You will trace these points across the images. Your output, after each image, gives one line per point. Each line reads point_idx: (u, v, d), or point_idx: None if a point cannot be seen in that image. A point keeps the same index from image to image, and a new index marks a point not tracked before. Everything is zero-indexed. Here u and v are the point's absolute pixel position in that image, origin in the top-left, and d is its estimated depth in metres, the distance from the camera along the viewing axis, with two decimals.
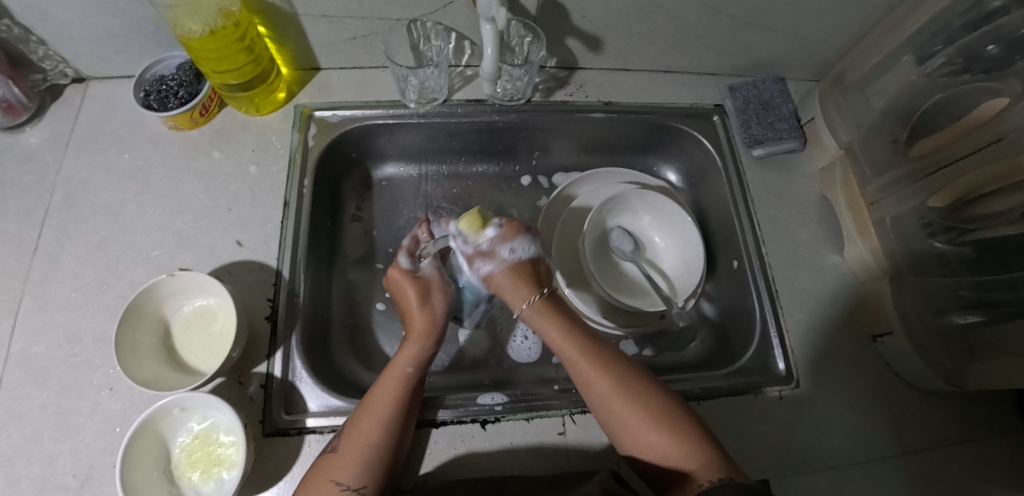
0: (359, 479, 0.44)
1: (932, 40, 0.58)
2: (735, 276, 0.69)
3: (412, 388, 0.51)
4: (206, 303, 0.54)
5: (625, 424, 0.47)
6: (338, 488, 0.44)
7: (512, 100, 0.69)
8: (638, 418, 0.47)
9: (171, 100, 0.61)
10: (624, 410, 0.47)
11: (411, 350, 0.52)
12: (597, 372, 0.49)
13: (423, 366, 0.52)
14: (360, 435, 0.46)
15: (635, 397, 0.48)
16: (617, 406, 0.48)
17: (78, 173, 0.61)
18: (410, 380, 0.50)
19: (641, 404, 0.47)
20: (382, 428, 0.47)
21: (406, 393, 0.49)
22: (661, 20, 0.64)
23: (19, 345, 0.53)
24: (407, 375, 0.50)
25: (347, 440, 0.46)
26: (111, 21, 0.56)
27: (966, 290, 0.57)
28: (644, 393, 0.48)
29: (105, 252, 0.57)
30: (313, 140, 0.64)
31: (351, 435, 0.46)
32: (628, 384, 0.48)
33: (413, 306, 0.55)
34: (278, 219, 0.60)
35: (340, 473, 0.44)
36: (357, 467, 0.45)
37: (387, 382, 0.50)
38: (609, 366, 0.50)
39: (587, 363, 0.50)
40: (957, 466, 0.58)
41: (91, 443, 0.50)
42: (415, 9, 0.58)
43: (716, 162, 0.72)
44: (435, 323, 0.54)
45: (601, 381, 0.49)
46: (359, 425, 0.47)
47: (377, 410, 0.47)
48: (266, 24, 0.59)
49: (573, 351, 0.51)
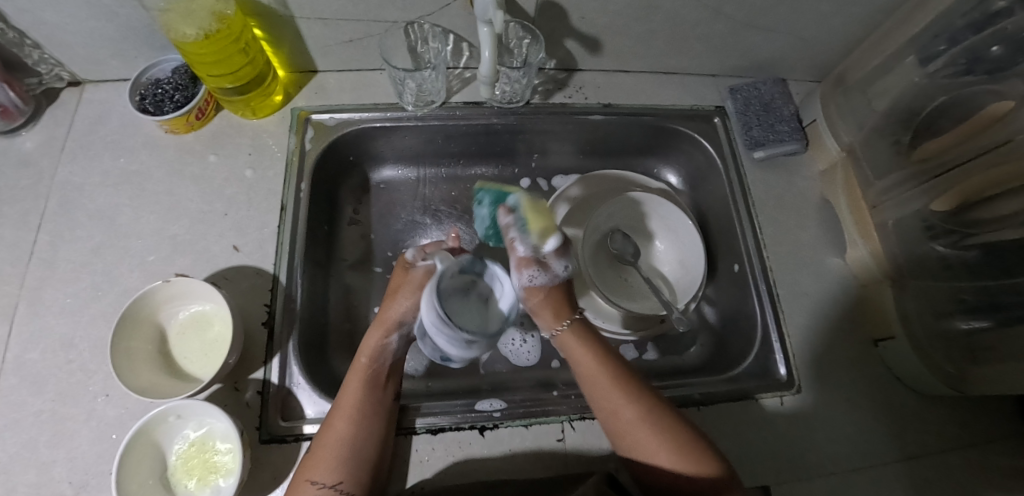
0: (334, 475, 0.45)
1: (935, 41, 0.57)
2: (735, 280, 0.69)
3: (378, 383, 0.51)
4: (202, 309, 0.54)
5: (652, 454, 0.46)
6: (315, 488, 0.44)
7: (511, 103, 0.68)
8: (665, 447, 0.46)
9: (167, 104, 0.60)
10: (652, 439, 0.46)
11: (370, 343, 0.53)
12: (626, 399, 0.48)
13: (386, 360, 0.53)
14: (330, 433, 0.47)
15: (663, 427, 0.47)
16: (645, 435, 0.47)
17: (74, 177, 0.60)
18: (373, 377, 0.51)
19: (668, 434, 0.46)
20: (350, 423, 0.47)
21: (368, 388, 0.50)
22: (661, 21, 0.64)
23: (14, 351, 0.53)
24: (365, 368, 0.52)
25: (319, 438, 0.47)
26: (105, 24, 0.56)
27: (969, 294, 0.56)
28: (671, 423, 0.47)
29: (100, 257, 0.57)
30: (310, 143, 0.64)
31: (322, 434, 0.47)
32: (656, 412, 0.47)
33: (389, 297, 0.56)
34: (274, 223, 0.60)
35: (315, 472, 0.45)
36: (331, 464, 0.45)
37: (351, 380, 0.51)
38: (636, 391, 0.49)
39: (615, 388, 0.49)
40: (960, 472, 0.57)
41: (87, 450, 0.49)
42: (412, 11, 0.58)
43: (716, 164, 0.71)
44: (395, 323, 0.55)
45: (630, 409, 0.48)
46: (330, 423, 0.48)
47: (344, 406, 0.48)
48: (261, 27, 0.59)
49: (602, 378, 0.50)
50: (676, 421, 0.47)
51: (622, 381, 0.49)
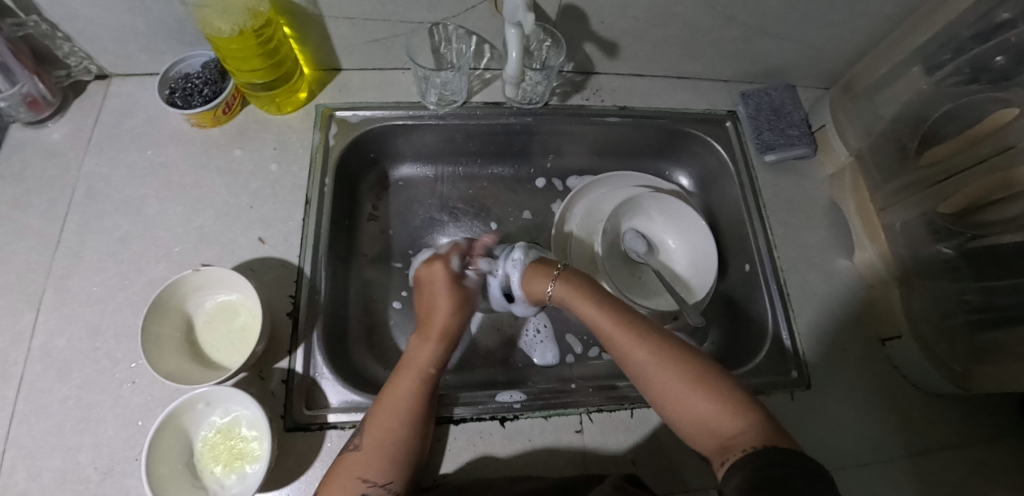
0: (385, 475, 0.45)
1: (941, 51, 0.59)
2: (746, 279, 0.70)
3: (430, 388, 0.52)
4: (229, 298, 0.55)
5: (667, 390, 0.45)
6: (366, 485, 0.44)
7: (530, 103, 0.69)
8: (677, 380, 0.45)
9: (195, 98, 0.61)
10: (664, 373, 0.46)
11: (427, 351, 0.54)
12: (636, 340, 0.49)
13: (440, 368, 0.54)
14: (384, 433, 0.47)
15: (672, 358, 0.47)
16: (656, 370, 0.46)
17: (101, 169, 0.61)
18: (427, 382, 0.52)
19: (696, 384, 0.45)
20: (406, 425, 0.48)
21: (425, 393, 0.51)
22: (677, 27, 0.66)
23: (41, 338, 0.53)
24: (422, 373, 0.52)
25: (369, 436, 0.47)
26: (138, 20, 0.57)
27: (973, 294, 0.58)
28: (682, 352, 0.47)
29: (127, 247, 0.58)
30: (334, 139, 0.65)
31: (372, 431, 0.47)
32: (668, 347, 0.48)
33: (440, 310, 0.58)
34: (299, 217, 0.61)
35: (367, 469, 0.45)
36: (384, 463, 0.45)
37: (403, 381, 0.51)
38: (649, 335, 0.49)
39: (625, 331, 0.49)
40: (964, 468, 0.59)
41: (113, 436, 0.50)
42: (438, 12, 0.59)
43: (728, 167, 0.73)
44: (446, 332, 0.57)
45: (640, 347, 0.48)
46: (381, 422, 0.48)
47: (398, 409, 0.49)
48: (291, 26, 0.60)
49: (610, 323, 0.51)
50: (691, 354, 0.47)
51: (628, 324, 0.50)
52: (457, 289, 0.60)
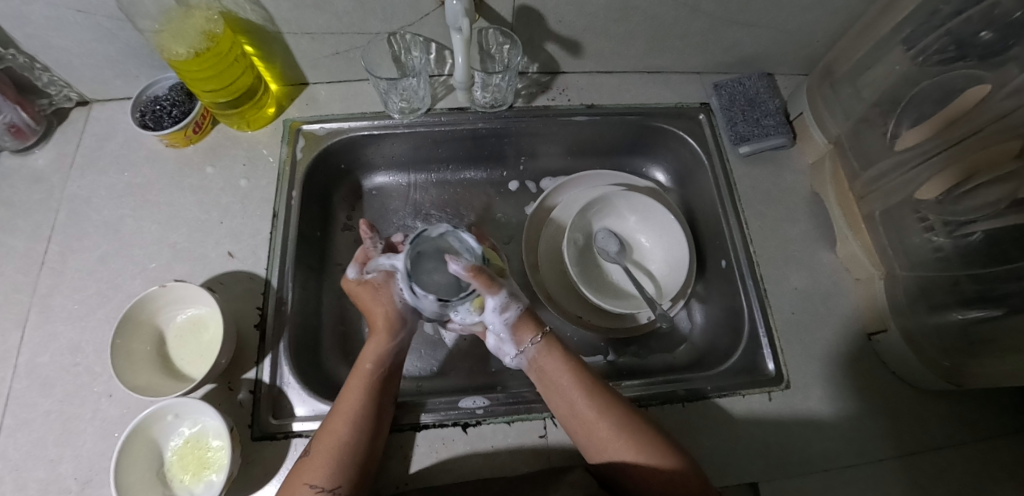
0: (333, 479, 0.46)
1: (917, 29, 0.56)
2: (724, 276, 0.68)
3: (380, 386, 0.52)
4: (198, 312, 0.57)
5: (602, 445, 0.48)
6: (313, 491, 0.45)
7: (496, 107, 0.69)
8: (613, 440, 0.48)
9: (166, 119, 0.63)
10: (601, 432, 0.48)
11: (373, 349, 0.55)
12: (577, 397, 0.50)
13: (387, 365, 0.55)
14: (332, 437, 0.48)
15: (610, 413, 0.49)
16: (596, 428, 0.48)
17: (82, 191, 0.64)
18: (374, 379, 0.53)
19: (631, 439, 0.47)
20: (351, 428, 0.48)
21: (372, 390, 0.51)
22: (638, 21, 0.64)
23: (26, 355, 0.56)
24: (369, 373, 0.53)
25: (318, 442, 0.48)
26: (107, 46, 0.60)
27: (967, 284, 0.54)
28: (614, 407, 0.49)
29: (105, 265, 0.60)
30: (301, 152, 0.66)
31: (321, 437, 0.48)
32: (603, 402, 0.49)
33: (371, 306, 0.59)
34: (266, 230, 0.62)
35: (314, 476, 0.46)
36: (330, 468, 0.46)
37: (352, 382, 0.52)
38: (589, 388, 0.50)
39: (568, 385, 0.51)
40: (958, 467, 0.56)
41: (91, 448, 0.52)
42: (393, 22, 0.60)
43: (702, 160, 0.71)
44: (388, 325, 0.57)
45: (584, 403, 0.50)
46: (330, 427, 0.49)
47: (345, 410, 0.49)
48: (252, 43, 0.62)
49: (561, 378, 0.52)
50: (624, 406, 0.50)
51: (579, 382, 0.51)
52: (370, 284, 0.59)
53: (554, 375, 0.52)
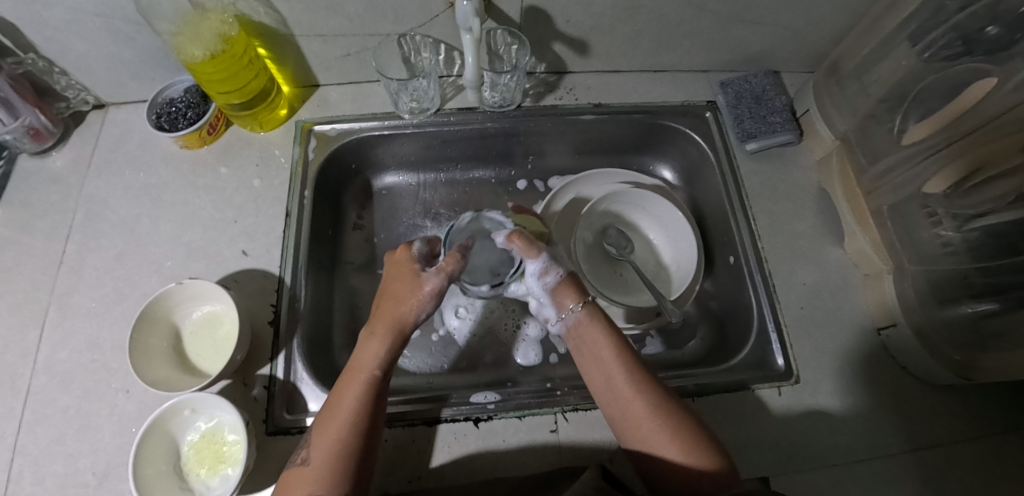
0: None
1: (924, 24, 0.57)
2: (732, 272, 0.69)
3: (377, 396, 0.49)
4: (213, 309, 0.58)
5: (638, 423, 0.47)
6: None
7: (503, 107, 0.70)
8: (651, 421, 0.47)
9: (181, 121, 0.64)
10: (640, 411, 0.47)
11: (374, 353, 0.50)
12: (621, 372, 0.50)
13: (390, 368, 0.51)
14: (325, 448, 0.45)
15: (651, 394, 0.48)
16: (635, 405, 0.48)
17: (99, 192, 0.65)
18: (373, 389, 0.49)
19: (669, 423, 0.47)
20: (346, 441, 0.45)
21: (369, 401, 0.48)
22: (645, 20, 0.65)
23: (45, 352, 0.57)
24: (369, 382, 0.49)
25: (313, 452, 0.45)
26: (125, 50, 0.61)
27: (975, 277, 0.54)
28: (656, 389, 0.49)
29: (122, 264, 0.61)
30: (313, 153, 0.67)
31: (315, 446, 0.46)
32: (645, 382, 0.49)
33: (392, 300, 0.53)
34: (280, 229, 0.63)
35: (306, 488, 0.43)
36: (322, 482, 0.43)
37: (350, 387, 0.49)
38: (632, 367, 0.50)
39: (609, 360, 0.51)
40: (970, 462, 0.56)
41: (109, 442, 0.53)
42: (404, 23, 0.61)
43: (709, 157, 0.72)
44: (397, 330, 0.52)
45: (621, 378, 0.49)
46: (324, 436, 0.46)
47: (340, 418, 0.47)
48: (266, 46, 0.63)
49: (603, 353, 0.51)
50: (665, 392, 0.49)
51: (622, 359, 0.51)
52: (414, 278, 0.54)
53: (597, 347, 0.52)
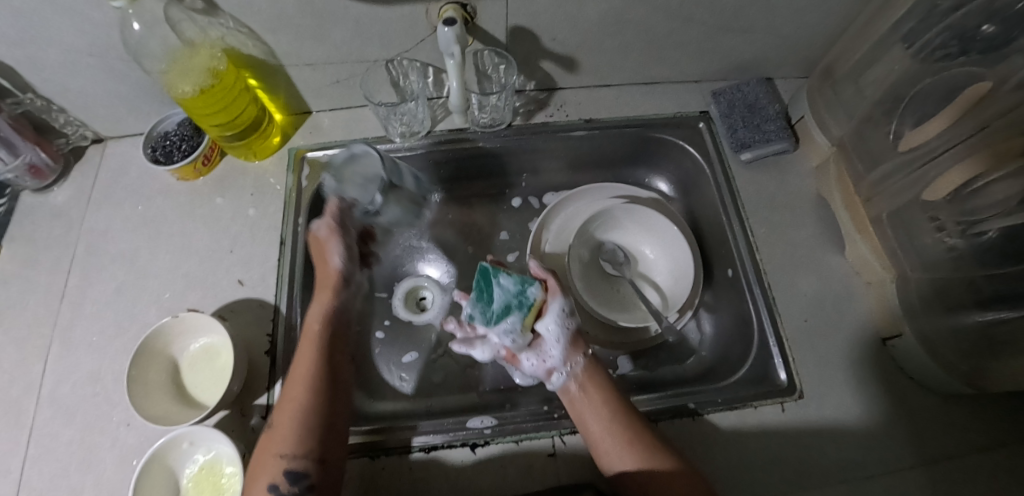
0: (298, 445, 0.46)
1: (915, 29, 0.56)
2: (731, 285, 0.68)
3: (331, 346, 0.54)
4: (211, 340, 0.58)
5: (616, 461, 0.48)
6: (282, 462, 0.45)
7: (494, 127, 0.70)
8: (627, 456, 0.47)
9: (175, 154, 0.65)
10: (616, 449, 0.48)
11: (318, 309, 0.57)
12: (595, 413, 0.50)
13: (334, 322, 0.57)
14: (290, 404, 0.49)
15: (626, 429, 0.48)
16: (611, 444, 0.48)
17: (99, 224, 0.66)
18: (325, 339, 0.54)
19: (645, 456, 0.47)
20: (309, 394, 0.49)
21: (323, 354, 0.53)
22: (632, 34, 0.65)
23: (48, 386, 0.58)
24: (317, 331, 0.55)
25: (278, 415, 0.49)
26: (119, 86, 0.62)
27: (983, 285, 0.52)
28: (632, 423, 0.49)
29: (121, 297, 0.62)
30: (306, 181, 0.68)
31: (280, 407, 0.49)
32: (619, 418, 0.49)
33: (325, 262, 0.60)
34: (275, 256, 0.64)
35: (280, 447, 0.46)
36: (291, 435, 0.47)
37: (303, 343, 0.54)
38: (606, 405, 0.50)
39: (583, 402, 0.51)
40: (985, 475, 0.54)
41: (110, 475, 0.53)
42: (390, 49, 0.61)
43: (704, 168, 0.71)
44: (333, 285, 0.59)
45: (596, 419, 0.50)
46: (289, 398, 0.49)
47: (301, 368, 0.51)
48: (256, 76, 0.64)
49: (578, 395, 0.52)
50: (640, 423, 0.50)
51: (595, 399, 0.51)
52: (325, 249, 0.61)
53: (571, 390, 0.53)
